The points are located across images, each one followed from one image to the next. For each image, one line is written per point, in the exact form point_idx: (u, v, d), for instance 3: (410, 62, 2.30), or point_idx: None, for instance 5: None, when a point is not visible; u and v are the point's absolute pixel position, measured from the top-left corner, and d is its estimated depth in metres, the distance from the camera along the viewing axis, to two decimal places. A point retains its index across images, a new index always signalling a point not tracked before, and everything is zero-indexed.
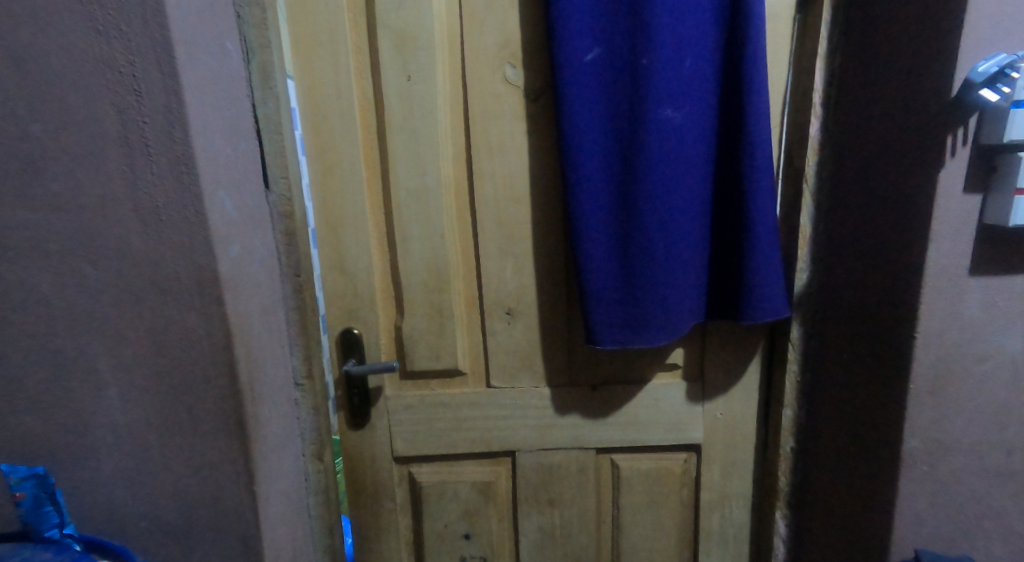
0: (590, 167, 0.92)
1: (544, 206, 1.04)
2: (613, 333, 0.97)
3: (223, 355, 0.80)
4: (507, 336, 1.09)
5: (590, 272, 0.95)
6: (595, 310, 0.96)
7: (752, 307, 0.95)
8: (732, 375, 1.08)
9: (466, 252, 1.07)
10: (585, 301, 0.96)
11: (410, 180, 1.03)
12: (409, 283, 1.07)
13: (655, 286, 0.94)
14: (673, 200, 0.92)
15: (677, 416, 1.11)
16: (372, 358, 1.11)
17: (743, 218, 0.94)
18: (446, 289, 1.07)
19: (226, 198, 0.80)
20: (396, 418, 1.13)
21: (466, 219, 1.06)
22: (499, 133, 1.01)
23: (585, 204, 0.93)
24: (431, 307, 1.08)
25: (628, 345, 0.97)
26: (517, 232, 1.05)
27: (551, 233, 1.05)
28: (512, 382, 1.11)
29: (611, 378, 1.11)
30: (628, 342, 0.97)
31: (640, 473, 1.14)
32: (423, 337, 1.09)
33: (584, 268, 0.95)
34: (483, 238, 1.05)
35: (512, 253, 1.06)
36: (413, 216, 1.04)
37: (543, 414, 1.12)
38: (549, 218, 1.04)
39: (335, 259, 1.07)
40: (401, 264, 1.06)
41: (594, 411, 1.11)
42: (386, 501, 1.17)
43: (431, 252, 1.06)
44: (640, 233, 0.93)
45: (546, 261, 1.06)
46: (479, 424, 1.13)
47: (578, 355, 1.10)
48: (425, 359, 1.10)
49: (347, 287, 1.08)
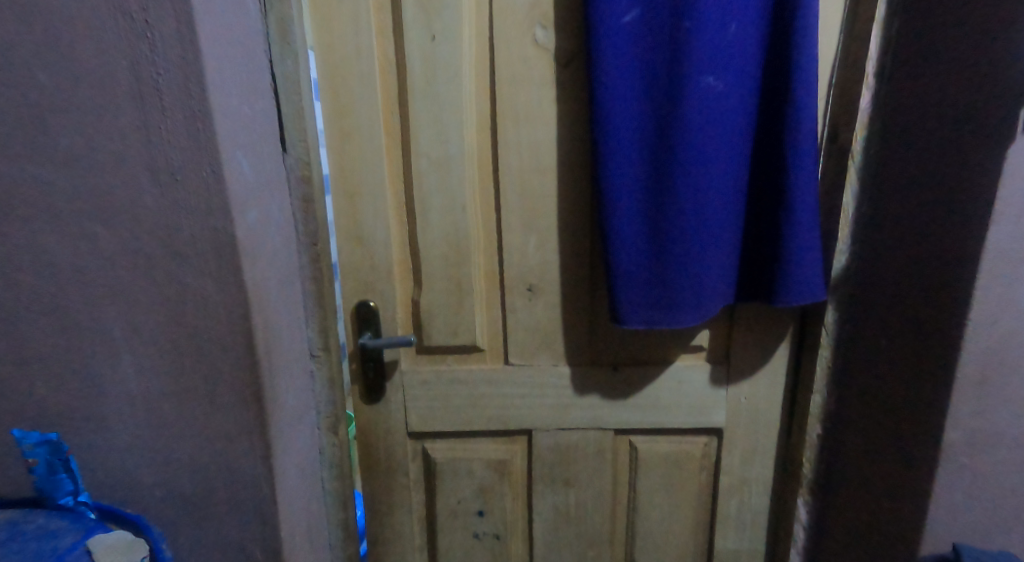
0: (622, 139, 0.88)
1: (570, 179, 1.00)
2: (640, 312, 0.94)
3: (241, 325, 0.76)
4: (527, 313, 1.08)
5: (618, 248, 0.91)
6: (622, 288, 0.93)
7: (789, 288, 0.90)
8: (760, 358, 1.04)
9: (487, 225, 1.04)
10: (612, 278, 0.93)
11: (432, 148, 1.00)
12: (428, 256, 1.05)
13: (685, 265, 0.91)
14: (708, 176, 0.88)
15: (699, 399, 1.08)
16: (387, 331, 1.10)
17: (783, 194, 0.89)
18: (466, 263, 1.05)
19: (243, 158, 0.76)
20: (411, 392, 1.14)
21: (489, 192, 1.03)
22: (527, 100, 0.97)
23: (616, 176, 0.89)
24: (450, 280, 1.06)
25: (654, 326, 0.94)
26: (540, 207, 1.01)
27: (577, 208, 1.01)
28: (530, 359, 1.11)
29: (633, 358, 1.08)
30: (655, 322, 0.94)
31: (659, 455, 1.13)
32: (440, 312, 1.08)
33: (612, 245, 0.91)
34: (506, 212, 1.02)
35: (536, 227, 1.02)
36: (433, 185, 1.01)
37: (561, 393, 1.12)
38: (574, 193, 1.01)
39: (352, 229, 1.04)
40: (421, 236, 1.04)
41: (612, 392, 1.10)
42: (399, 476, 1.19)
43: (452, 224, 1.03)
44: (671, 210, 0.89)
45: (569, 238, 1.03)
46: (494, 401, 1.14)
47: (600, 333, 1.08)
48: (442, 333, 1.10)
49: (364, 258, 1.06)
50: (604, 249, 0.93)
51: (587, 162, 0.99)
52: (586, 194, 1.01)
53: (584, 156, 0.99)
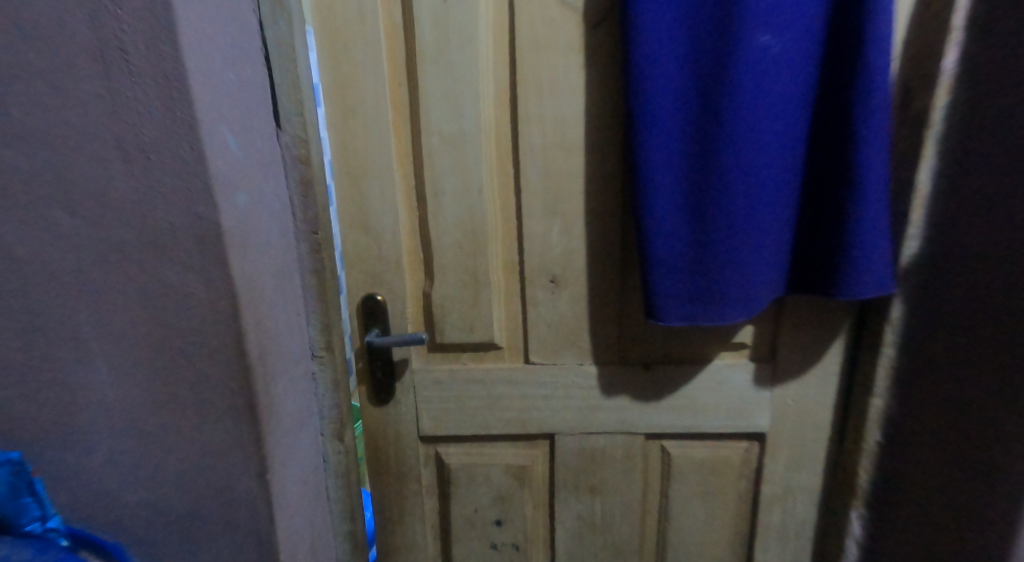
0: (661, 111, 0.77)
1: (600, 157, 0.89)
2: (678, 307, 0.84)
3: (230, 325, 0.67)
4: (550, 307, 0.98)
5: (655, 235, 0.81)
6: (659, 281, 0.83)
7: (850, 280, 0.80)
8: (810, 357, 0.94)
9: (506, 210, 0.94)
10: (647, 269, 0.83)
11: (444, 123, 0.89)
12: (441, 245, 0.95)
13: (731, 253, 0.81)
14: (760, 151, 0.77)
15: (740, 402, 0.98)
16: (397, 328, 1.01)
17: (846, 172, 0.78)
18: (483, 252, 0.95)
19: (229, 132, 0.66)
20: (423, 393, 1.05)
21: (509, 172, 0.92)
22: (551, 68, 0.87)
23: (653, 154, 0.78)
24: (465, 271, 0.97)
25: (695, 322, 0.85)
26: (566, 189, 0.91)
27: (607, 189, 0.91)
28: (552, 359, 1.01)
29: (667, 357, 0.99)
30: (695, 318, 0.84)
31: (694, 461, 1.03)
32: (455, 305, 0.99)
33: (648, 231, 0.81)
34: (527, 195, 0.92)
35: (560, 212, 0.92)
36: (446, 165, 0.91)
37: (587, 395, 1.02)
38: (604, 173, 0.90)
39: (357, 216, 0.95)
40: (432, 223, 0.94)
41: (644, 393, 1.01)
42: (411, 483, 1.10)
43: (467, 209, 0.93)
44: (717, 190, 0.79)
45: (598, 223, 0.93)
46: (514, 403, 1.04)
47: (630, 328, 0.98)
48: (456, 329, 1.01)
49: (370, 247, 0.96)
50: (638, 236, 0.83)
51: (618, 139, 0.89)
52: (616, 174, 0.90)
53: (615, 131, 0.88)
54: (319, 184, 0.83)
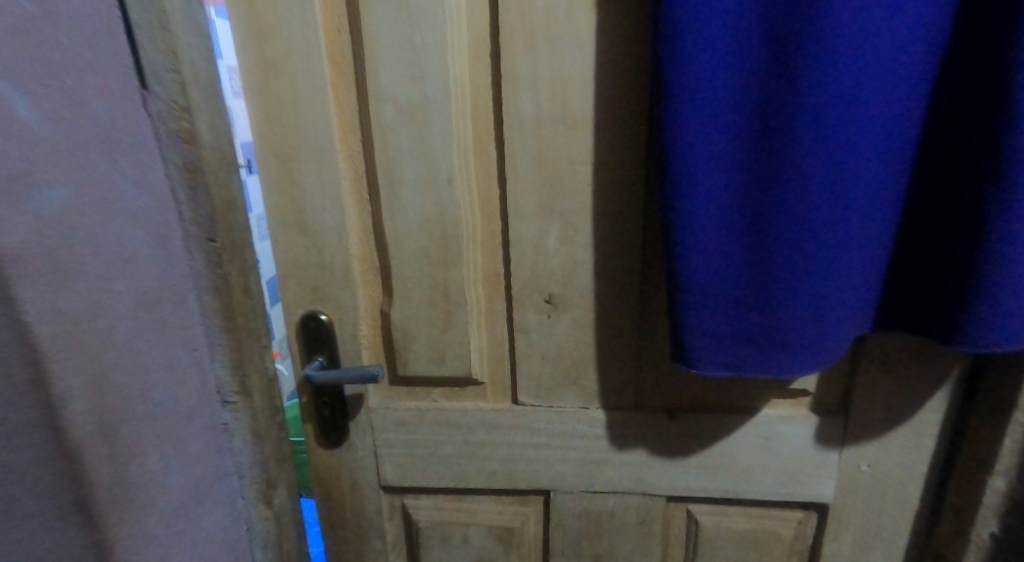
0: (706, 72, 0.53)
1: (620, 137, 0.65)
2: (718, 350, 0.61)
3: (32, 388, 0.45)
4: (546, 334, 0.75)
5: (689, 253, 0.59)
6: (693, 314, 0.61)
7: (976, 323, 0.56)
8: (894, 414, 0.71)
9: (487, 206, 0.70)
10: (677, 296, 0.61)
11: (400, 86, 0.65)
12: (401, 251, 0.72)
13: (797, 280, 0.57)
14: (853, 136, 0.53)
15: (795, 464, 0.76)
16: (348, 355, 0.78)
17: (982, 167, 0.53)
18: (456, 262, 0.72)
19: (18, 94, 0.45)
20: (383, 437, 0.83)
21: (490, 155, 0.68)
22: (548, 8, 0.61)
23: (692, 136, 0.55)
24: (433, 286, 0.73)
25: (740, 370, 0.62)
26: (567, 180, 0.67)
27: (629, 184, 0.67)
28: (547, 399, 0.79)
29: (697, 402, 0.77)
30: (741, 364, 0.62)
31: (732, 534, 0.80)
32: (421, 329, 0.76)
33: (680, 247, 0.59)
34: (514, 186, 0.68)
35: (560, 210, 0.68)
36: (404, 144, 0.67)
37: (593, 445, 0.80)
38: (626, 161, 0.66)
39: (287, 211, 0.71)
40: (388, 222, 0.70)
41: (669, 448, 0.78)
42: (372, 542, 0.89)
43: (434, 204, 0.69)
44: (784, 191, 0.55)
45: (614, 229, 0.69)
46: (500, 451, 0.82)
47: (651, 363, 0.76)
48: (424, 359, 0.77)
49: (308, 253, 0.73)
50: (668, 253, 0.60)
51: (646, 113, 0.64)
52: (644, 162, 0.66)
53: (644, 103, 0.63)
54: (212, 167, 0.60)
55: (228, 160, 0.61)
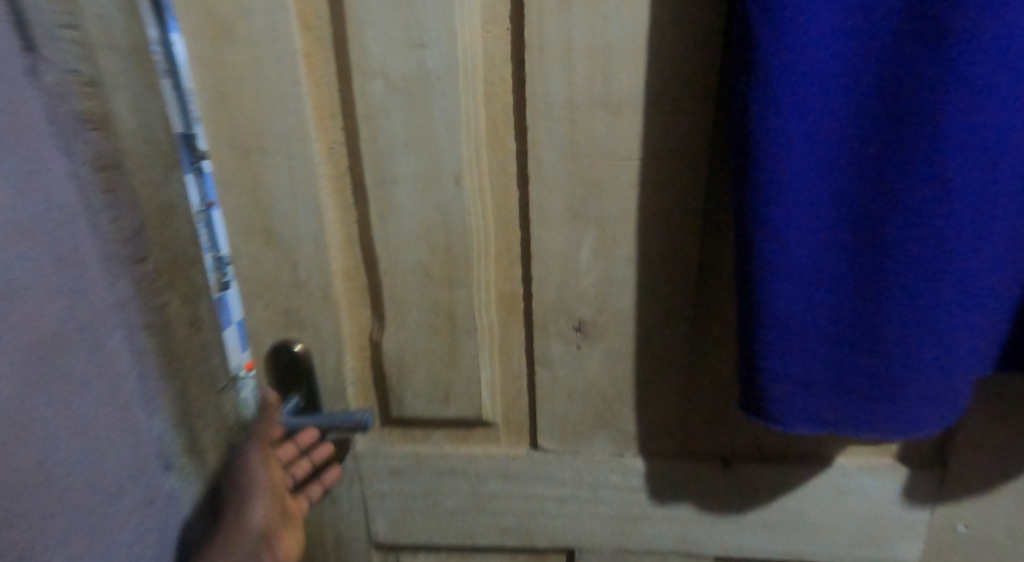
0: (813, 42, 0.40)
1: (679, 130, 0.51)
2: (804, 402, 0.48)
3: None
4: (575, 368, 0.61)
5: (777, 283, 0.45)
6: (774, 359, 0.47)
7: None
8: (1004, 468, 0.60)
9: (502, 211, 0.56)
10: (755, 336, 0.47)
11: (394, 57, 0.50)
12: (395, 268, 0.57)
13: (921, 320, 0.44)
14: (1014, 129, 0.39)
15: (873, 523, 0.64)
16: (330, 393, 0.64)
17: None
18: (464, 280, 0.57)
19: None
20: (375, 487, 0.69)
21: (508, 147, 0.54)
22: None
23: (789, 129, 0.41)
24: (435, 310, 0.59)
25: (829, 426, 0.49)
26: (607, 180, 0.53)
27: (690, 185, 0.52)
28: (572, 444, 0.65)
29: (755, 447, 0.64)
30: (831, 419, 0.49)
31: None
32: (420, 362, 0.61)
33: (763, 274, 0.45)
34: (539, 187, 0.54)
35: (596, 217, 0.54)
36: (399, 133, 0.52)
37: (627, 498, 0.67)
38: (687, 157, 0.52)
39: (250, 217, 0.56)
40: (379, 231, 0.56)
41: (720, 502, 0.66)
42: None
43: (437, 208, 0.54)
44: (909, 202, 0.42)
45: (666, 241, 0.55)
46: (515, 503, 0.69)
47: (701, 403, 0.63)
48: (423, 398, 0.63)
49: (278, 269, 0.58)
50: (741, 275, 0.47)
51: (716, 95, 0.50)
52: (707, 161, 0.52)
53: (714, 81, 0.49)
54: (136, 160, 0.46)
55: (161, 153, 0.48)
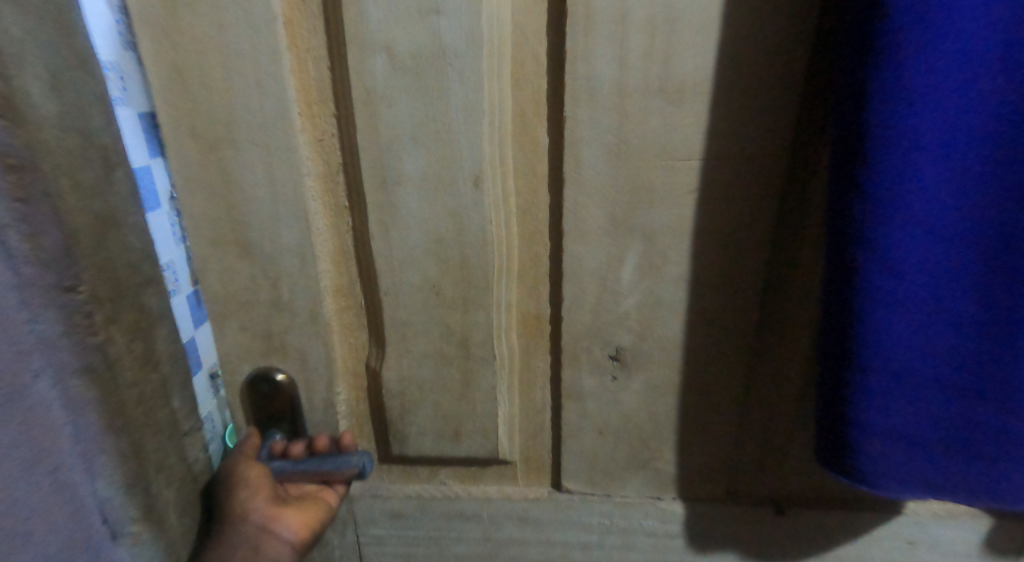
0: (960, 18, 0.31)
1: (755, 127, 0.41)
2: (901, 461, 0.40)
3: None
4: (609, 403, 0.52)
5: (885, 320, 0.36)
6: (872, 411, 0.39)
7: None
8: None
9: (529, 220, 0.47)
10: (849, 382, 0.39)
11: (400, 30, 0.40)
12: (398, 286, 0.48)
13: None
14: None
15: None
16: (319, 429, 0.54)
17: None
18: (482, 302, 0.48)
19: None
20: (372, 532, 0.60)
21: (538, 142, 0.44)
22: None
23: (919, 128, 0.33)
24: (445, 336, 0.49)
25: (929, 490, 0.41)
26: (659, 185, 0.43)
27: (763, 194, 0.43)
28: (602, 487, 0.56)
29: (812, 495, 0.55)
30: (932, 482, 0.40)
31: None
32: (426, 396, 0.52)
33: (868, 310, 0.36)
34: (576, 191, 0.44)
35: (644, 229, 0.45)
36: (405, 124, 0.42)
37: (663, 547, 0.58)
38: (762, 158, 0.42)
39: (221, 225, 0.46)
40: (379, 242, 0.46)
41: (770, 553, 0.57)
42: None
43: (451, 216, 0.45)
44: None
45: (728, 259, 0.45)
46: (534, 551, 0.60)
47: (754, 443, 0.54)
48: (429, 437, 0.54)
49: (256, 287, 0.48)
50: (833, 313, 0.38)
51: (804, 87, 0.40)
52: (785, 169, 0.43)
53: (804, 68, 0.40)
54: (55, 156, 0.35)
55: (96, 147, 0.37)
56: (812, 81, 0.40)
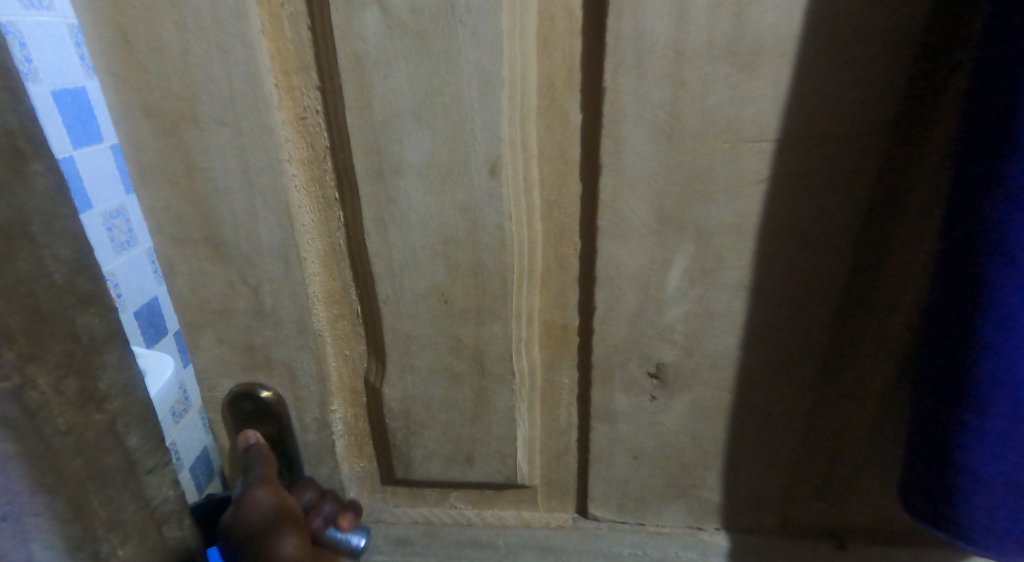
0: None
1: (845, 106, 0.33)
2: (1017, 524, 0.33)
3: None
4: (646, 427, 0.44)
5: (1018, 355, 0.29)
6: (985, 461, 0.32)
7: None
8: None
9: (555, 213, 0.39)
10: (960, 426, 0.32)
11: None
12: (399, 292, 0.40)
13: None
14: None
15: None
16: (311, 451, 0.47)
17: None
18: (498, 312, 0.40)
19: None
20: None
21: (568, 119, 0.36)
22: None
23: None
24: (454, 349, 0.42)
25: None
26: (718, 172, 0.35)
27: (852, 179, 0.35)
28: (634, 516, 0.49)
29: (880, 526, 0.47)
30: None
31: None
32: (433, 416, 0.45)
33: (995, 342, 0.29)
34: (616, 180, 0.36)
35: (697, 225, 0.37)
36: (405, 99, 0.34)
37: None
38: (856, 134, 0.34)
39: (187, 221, 0.38)
40: (375, 241, 0.38)
41: None
42: None
43: (462, 210, 0.37)
44: None
45: (799, 264, 0.37)
46: None
47: (814, 470, 0.46)
48: (437, 461, 0.47)
49: (230, 294, 0.41)
50: (947, 334, 0.31)
51: (915, 60, 0.32)
52: (882, 160, 0.35)
53: (918, 35, 0.32)
54: None
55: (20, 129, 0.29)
56: (925, 52, 0.32)
